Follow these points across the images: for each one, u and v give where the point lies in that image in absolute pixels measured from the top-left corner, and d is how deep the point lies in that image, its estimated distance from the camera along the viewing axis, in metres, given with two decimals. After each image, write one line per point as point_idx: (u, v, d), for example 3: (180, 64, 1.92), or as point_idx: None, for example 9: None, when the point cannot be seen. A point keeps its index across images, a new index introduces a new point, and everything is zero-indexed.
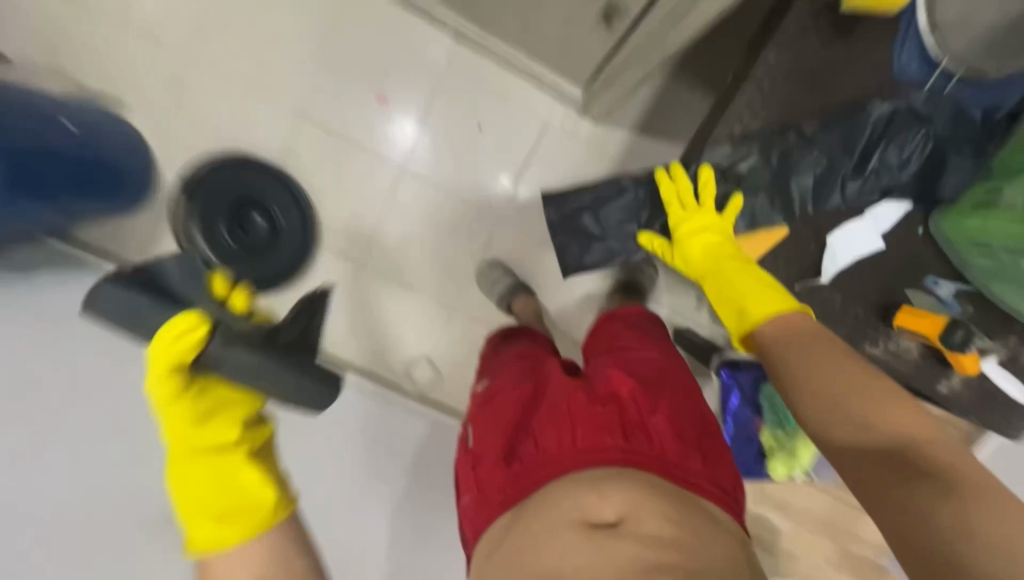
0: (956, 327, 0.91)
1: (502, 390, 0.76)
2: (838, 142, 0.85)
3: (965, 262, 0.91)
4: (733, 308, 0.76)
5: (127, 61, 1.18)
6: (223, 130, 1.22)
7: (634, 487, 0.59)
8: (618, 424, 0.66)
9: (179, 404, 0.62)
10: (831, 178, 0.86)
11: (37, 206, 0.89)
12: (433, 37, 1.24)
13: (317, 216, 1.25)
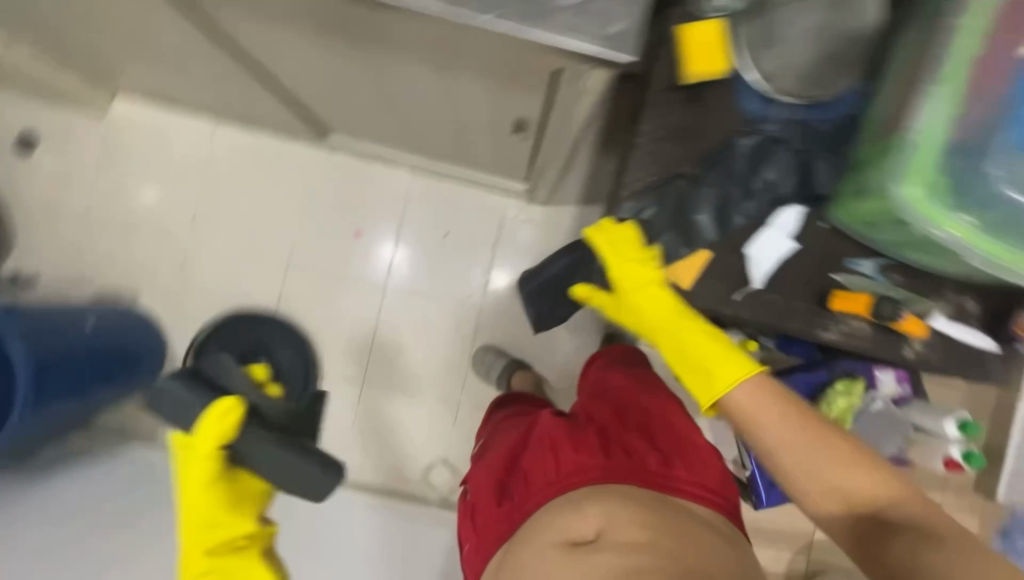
0: (882, 298, 0.71)
1: (498, 442, 0.88)
2: (728, 176, 0.70)
3: (869, 238, 0.70)
4: (700, 374, 0.69)
5: (135, 257, 1.35)
6: (224, 295, 1.37)
7: (609, 502, 0.70)
8: (597, 447, 0.75)
9: (210, 505, 0.71)
10: (755, 206, 0.71)
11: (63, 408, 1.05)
12: (389, 172, 1.39)
13: (317, 352, 1.39)
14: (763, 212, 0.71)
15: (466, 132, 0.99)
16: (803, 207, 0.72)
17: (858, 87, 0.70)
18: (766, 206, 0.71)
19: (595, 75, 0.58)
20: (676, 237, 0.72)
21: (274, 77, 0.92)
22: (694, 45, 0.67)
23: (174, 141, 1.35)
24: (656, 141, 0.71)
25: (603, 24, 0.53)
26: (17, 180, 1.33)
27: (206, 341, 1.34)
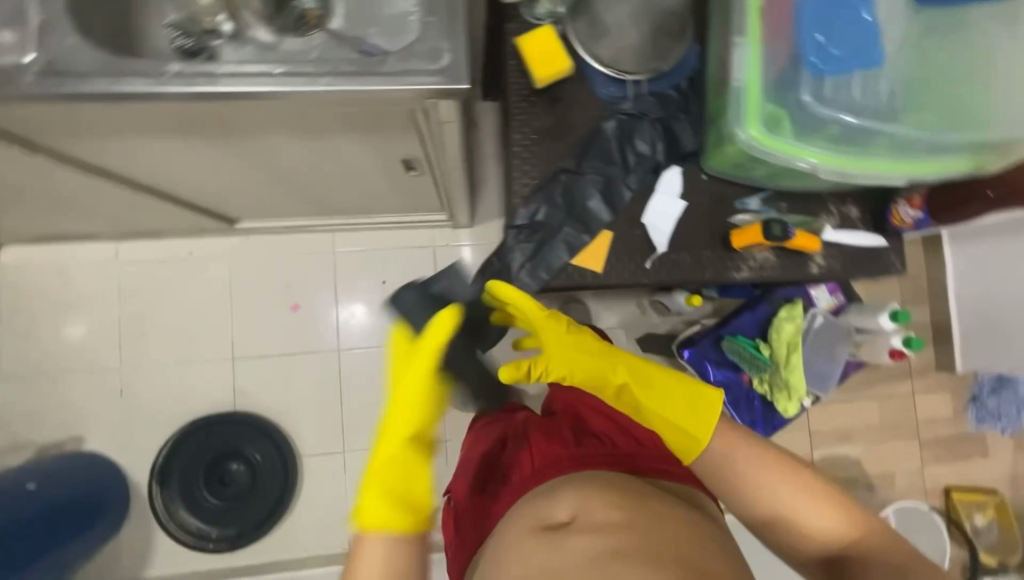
0: (773, 221, 0.73)
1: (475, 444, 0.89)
2: (601, 159, 0.74)
3: (746, 177, 0.75)
4: (663, 407, 0.82)
5: (68, 401, 1.28)
6: (174, 409, 1.31)
7: (584, 487, 0.70)
8: (570, 436, 0.78)
9: (433, 388, 0.81)
10: (637, 177, 0.75)
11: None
12: (310, 239, 1.38)
13: (288, 435, 1.35)
14: (647, 180, 0.76)
15: (364, 183, 1.01)
16: (677, 166, 0.76)
17: (695, 46, 0.77)
18: (647, 174, 0.75)
19: (444, 105, 0.60)
20: (575, 225, 0.74)
21: (155, 185, 0.91)
22: (534, 52, 0.72)
23: (79, 273, 1.30)
24: (530, 144, 0.74)
25: (433, 59, 0.55)
26: None
27: (166, 462, 1.27)
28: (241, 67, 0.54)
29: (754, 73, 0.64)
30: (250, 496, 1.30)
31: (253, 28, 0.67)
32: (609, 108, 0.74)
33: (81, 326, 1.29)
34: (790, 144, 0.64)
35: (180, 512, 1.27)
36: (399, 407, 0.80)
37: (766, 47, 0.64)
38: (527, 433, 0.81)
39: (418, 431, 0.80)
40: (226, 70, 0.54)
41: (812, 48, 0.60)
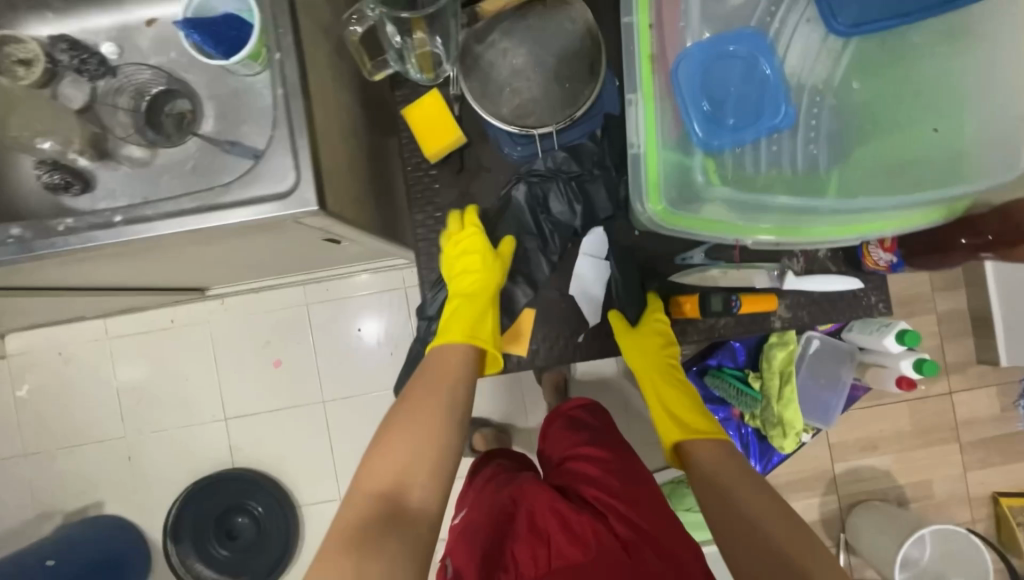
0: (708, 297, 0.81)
1: (475, 514, 0.85)
2: (515, 229, 0.84)
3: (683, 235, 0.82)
4: (676, 419, 0.83)
5: (85, 469, 1.37)
6: (179, 470, 1.38)
7: None
8: (591, 536, 0.75)
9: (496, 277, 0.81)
10: (556, 245, 0.83)
11: None
12: (283, 294, 1.38)
13: (285, 487, 1.38)
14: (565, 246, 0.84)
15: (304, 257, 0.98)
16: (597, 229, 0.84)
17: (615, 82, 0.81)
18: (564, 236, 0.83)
19: (315, 221, 0.55)
20: (506, 280, 0.85)
21: (99, 289, 0.92)
22: (420, 123, 0.77)
23: (77, 350, 1.37)
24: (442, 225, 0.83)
25: (277, 184, 0.51)
26: None
27: (176, 521, 1.33)
28: (82, 222, 0.51)
29: (653, 139, 0.64)
30: (258, 548, 1.36)
31: (125, 145, 0.64)
32: (516, 182, 0.81)
33: (86, 403, 1.37)
34: (697, 214, 0.63)
35: (196, 567, 1.34)
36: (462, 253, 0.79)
37: (662, 104, 0.64)
38: (539, 521, 0.78)
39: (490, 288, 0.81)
40: (65, 226, 0.51)
41: (701, 125, 0.60)
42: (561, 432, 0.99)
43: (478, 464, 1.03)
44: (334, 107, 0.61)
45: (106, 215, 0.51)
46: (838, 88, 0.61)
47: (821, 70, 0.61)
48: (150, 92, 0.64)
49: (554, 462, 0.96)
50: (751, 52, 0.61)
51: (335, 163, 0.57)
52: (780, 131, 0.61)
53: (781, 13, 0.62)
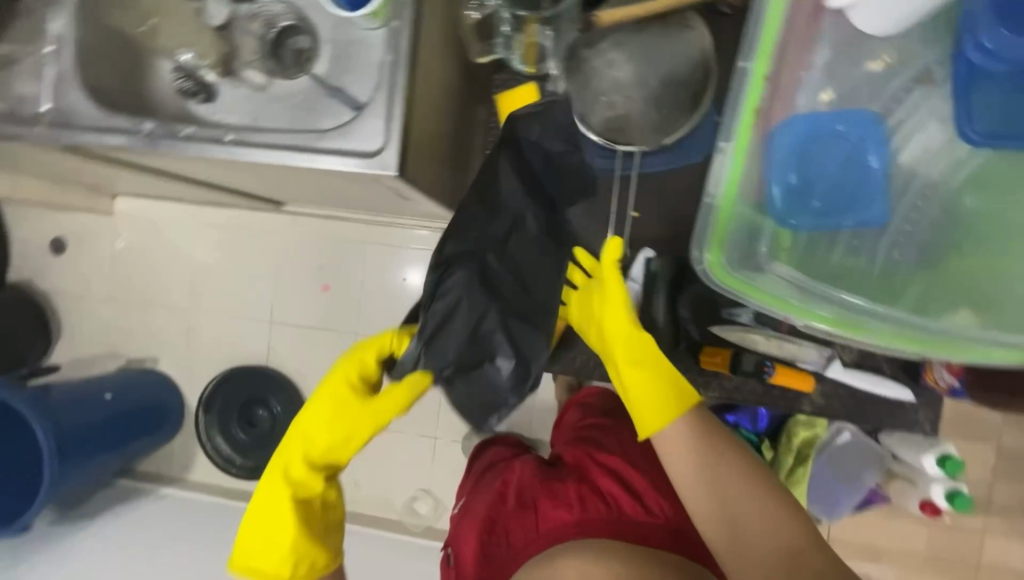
0: (741, 357, 0.81)
1: (478, 493, 0.94)
2: (467, 323, 0.81)
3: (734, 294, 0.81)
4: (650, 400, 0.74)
5: (152, 327, 1.57)
6: (222, 353, 1.55)
7: (585, 557, 0.73)
8: (575, 501, 0.80)
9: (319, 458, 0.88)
10: (521, 365, 0.83)
11: (101, 459, 1.33)
12: (348, 226, 1.47)
13: (303, 397, 1.51)
14: (522, 350, 0.83)
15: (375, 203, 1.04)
16: (649, 250, 0.86)
17: (716, 114, 0.78)
18: (518, 342, 0.83)
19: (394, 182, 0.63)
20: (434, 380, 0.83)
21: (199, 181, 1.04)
22: (510, 113, 0.81)
23: (168, 225, 1.55)
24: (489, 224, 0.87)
25: (366, 143, 0.60)
26: (52, 277, 1.59)
27: (211, 395, 1.52)
28: (197, 133, 0.64)
29: (730, 196, 0.63)
30: (269, 440, 1.51)
31: (249, 68, 0.73)
32: (455, 264, 0.82)
33: (165, 272, 1.56)
34: (754, 279, 0.64)
35: (217, 438, 1.54)
36: (332, 405, 0.87)
37: (750, 155, 0.62)
38: (531, 494, 0.84)
39: (303, 466, 0.88)
40: (184, 133, 0.64)
41: (781, 199, 0.61)
42: (570, 419, 1.03)
43: (485, 445, 1.11)
44: (434, 89, 0.68)
45: (235, 138, 0.63)
46: (947, 196, 0.58)
47: (936, 173, 0.58)
48: (282, 25, 0.72)
49: (559, 440, 1.01)
50: (861, 136, 0.59)
51: (421, 133, 0.65)
52: (869, 227, 0.60)
53: (911, 104, 0.58)
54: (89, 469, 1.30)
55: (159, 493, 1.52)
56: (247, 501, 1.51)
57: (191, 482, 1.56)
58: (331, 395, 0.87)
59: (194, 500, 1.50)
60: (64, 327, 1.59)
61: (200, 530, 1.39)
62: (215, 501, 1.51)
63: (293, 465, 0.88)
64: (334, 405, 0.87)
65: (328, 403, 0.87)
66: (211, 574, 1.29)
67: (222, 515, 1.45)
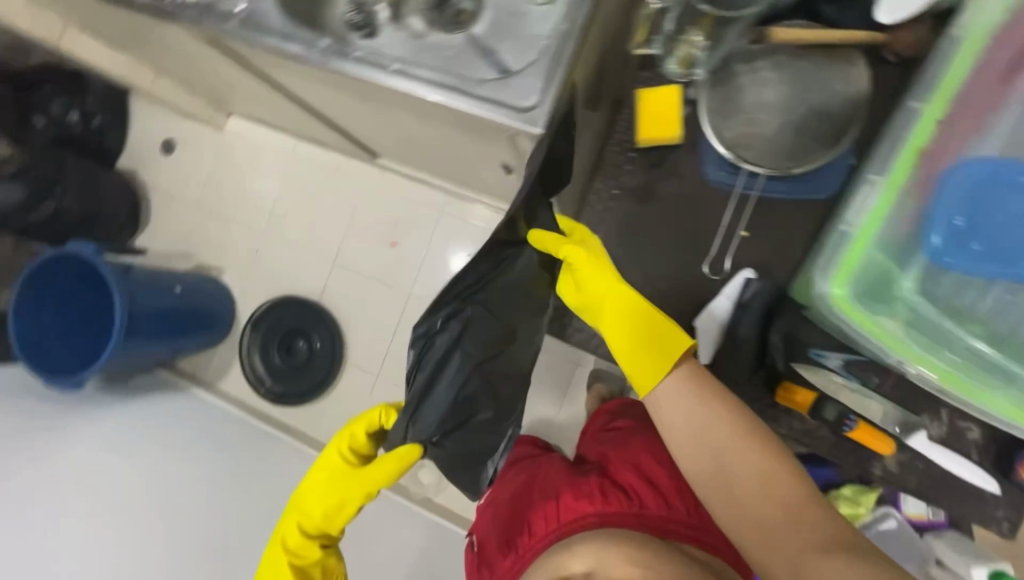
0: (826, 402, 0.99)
1: (505, 486, 0.98)
2: (454, 383, 0.88)
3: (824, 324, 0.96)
4: (646, 361, 0.80)
5: (227, 240, 1.67)
6: (282, 281, 1.63)
7: (601, 544, 0.76)
8: (597, 495, 0.82)
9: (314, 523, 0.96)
10: (505, 407, 0.96)
11: (156, 346, 1.40)
12: (429, 193, 1.53)
13: (344, 341, 1.58)
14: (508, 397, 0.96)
15: (474, 171, 1.09)
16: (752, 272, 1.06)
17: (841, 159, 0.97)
18: (501, 395, 0.94)
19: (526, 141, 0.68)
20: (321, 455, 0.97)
21: (327, 114, 1.11)
22: (650, 113, 1.03)
23: (267, 151, 1.65)
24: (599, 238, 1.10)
25: (521, 99, 0.64)
26: (153, 172, 1.71)
27: (262, 316, 1.61)
28: (363, 58, 0.68)
29: (870, 225, 0.86)
30: (301, 372, 1.58)
31: (413, 14, 0.78)
32: (436, 330, 0.85)
33: (253, 193, 1.66)
34: (875, 311, 0.87)
35: (255, 357, 1.61)
36: (325, 475, 0.98)
37: (900, 190, 0.86)
38: (555, 487, 0.87)
39: (303, 529, 0.96)
40: (352, 56, 0.69)
41: (946, 239, 0.88)
42: (599, 421, 1.03)
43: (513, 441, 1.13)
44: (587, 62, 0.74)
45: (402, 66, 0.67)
46: None
47: None
48: None
49: (586, 439, 1.03)
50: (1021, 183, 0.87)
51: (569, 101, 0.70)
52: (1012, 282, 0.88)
53: None
54: (146, 349, 1.38)
55: (192, 392, 1.61)
56: (268, 423, 1.59)
57: (221, 391, 1.65)
58: (326, 467, 0.99)
59: (221, 408, 1.59)
60: (150, 219, 1.71)
61: (224, 436, 1.47)
62: (239, 414, 1.59)
63: (290, 534, 0.96)
64: (329, 479, 0.98)
65: (319, 475, 0.98)
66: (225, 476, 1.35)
67: (244, 428, 1.54)
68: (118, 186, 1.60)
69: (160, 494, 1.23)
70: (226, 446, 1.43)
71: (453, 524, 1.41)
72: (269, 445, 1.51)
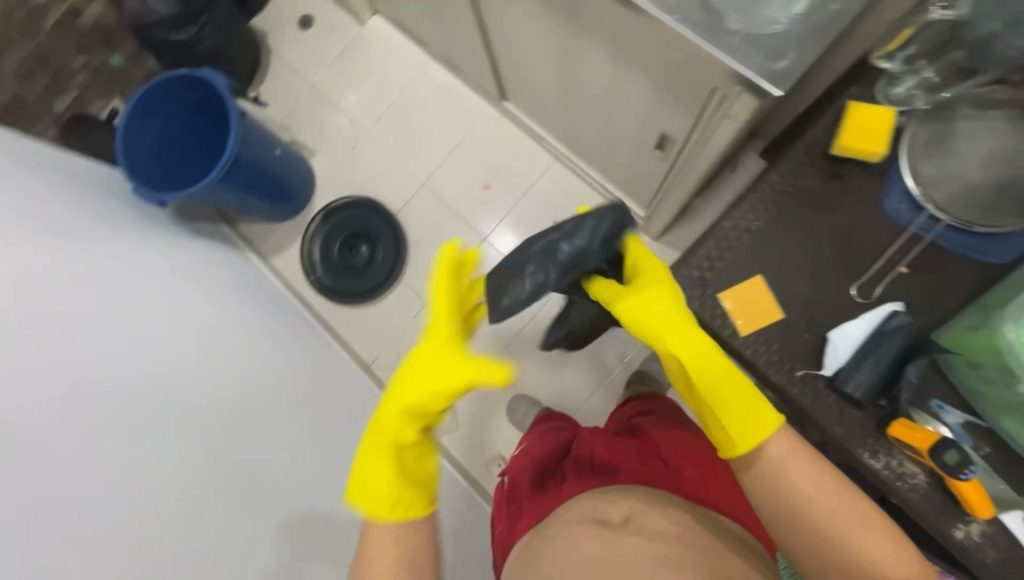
0: (948, 445, 0.61)
1: (534, 450, 0.98)
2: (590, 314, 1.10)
3: (983, 399, 0.62)
4: (733, 430, 0.65)
5: (327, 127, 1.68)
6: (366, 184, 1.64)
7: (638, 495, 0.74)
8: (635, 457, 0.82)
9: (422, 407, 0.74)
10: None
11: (231, 198, 1.38)
12: (539, 152, 1.55)
13: (406, 259, 1.60)
14: None
15: (614, 135, 1.10)
16: (900, 302, 0.67)
17: None
18: None
19: (742, 99, 0.65)
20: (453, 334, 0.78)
21: (495, 37, 1.13)
22: (856, 124, 0.67)
23: (398, 59, 1.66)
24: (746, 230, 0.72)
25: (771, 61, 0.61)
26: (282, 40, 1.72)
27: (336, 209, 1.62)
28: None
29: None
30: (358, 274, 1.60)
31: None
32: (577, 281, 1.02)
33: (370, 92, 1.67)
34: None
35: (315, 243, 1.62)
36: (410, 361, 0.76)
37: None
38: (591, 447, 0.87)
39: (410, 408, 0.75)
40: None
41: None
42: (627, 410, 1.04)
43: (542, 420, 1.13)
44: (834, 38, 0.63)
45: None
46: None
47: None
48: None
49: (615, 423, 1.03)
50: None
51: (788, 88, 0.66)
52: None
53: None
54: (230, 198, 1.39)
55: (245, 255, 1.63)
56: (308, 311, 1.61)
57: (270, 265, 1.67)
58: (416, 350, 0.77)
59: (267, 280, 1.61)
60: (261, 82, 1.71)
61: (268, 305, 1.48)
62: (284, 292, 1.61)
63: (390, 410, 0.76)
64: (439, 354, 0.75)
65: (408, 362, 0.77)
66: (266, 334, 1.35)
67: (285, 306, 1.55)
68: (249, 40, 1.61)
69: (212, 327, 1.19)
70: (270, 315, 1.44)
71: (452, 465, 1.43)
72: (303, 331, 1.51)
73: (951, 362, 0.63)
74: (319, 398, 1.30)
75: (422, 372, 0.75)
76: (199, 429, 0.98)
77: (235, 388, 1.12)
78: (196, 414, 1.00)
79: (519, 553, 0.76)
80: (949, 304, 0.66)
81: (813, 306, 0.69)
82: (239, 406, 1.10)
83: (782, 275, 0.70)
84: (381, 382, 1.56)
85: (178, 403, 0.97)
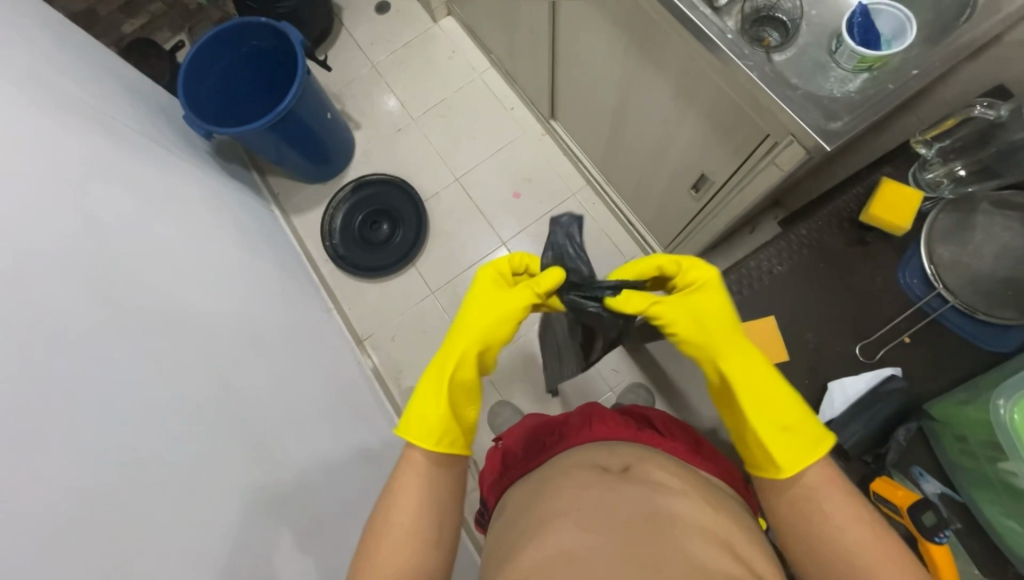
0: (928, 506, 0.63)
1: (524, 418, 0.90)
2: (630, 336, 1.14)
3: (963, 474, 0.65)
4: (782, 432, 0.62)
5: (378, 106, 1.74)
6: (402, 167, 1.68)
7: (639, 452, 0.67)
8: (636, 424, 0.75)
9: (495, 328, 0.77)
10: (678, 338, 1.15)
11: (277, 144, 1.39)
12: (574, 174, 1.62)
13: (424, 244, 1.62)
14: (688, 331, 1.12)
15: (654, 169, 1.16)
16: (899, 368, 0.70)
17: None
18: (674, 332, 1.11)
19: (791, 150, 0.73)
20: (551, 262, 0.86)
21: (563, 57, 1.19)
22: (885, 199, 0.73)
23: (461, 60, 1.75)
24: (768, 272, 0.76)
25: (825, 123, 0.68)
26: (357, 18, 1.81)
27: (369, 181, 1.64)
28: (702, 15, 0.72)
29: None
30: (373, 250, 1.61)
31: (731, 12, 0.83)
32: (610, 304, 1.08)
33: (427, 82, 1.75)
34: None
35: (339, 209, 1.63)
36: (479, 300, 0.80)
37: None
38: (591, 412, 0.79)
39: (480, 335, 0.77)
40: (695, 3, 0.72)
41: None
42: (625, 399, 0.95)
43: None
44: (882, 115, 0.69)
45: (723, 40, 0.70)
46: None
47: None
48: (775, 14, 0.79)
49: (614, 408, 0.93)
50: None
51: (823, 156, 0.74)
52: None
53: None
54: (270, 148, 1.39)
55: (268, 206, 1.64)
56: (315, 274, 1.61)
57: (287, 222, 1.67)
58: (485, 291, 0.80)
59: (284, 234, 1.61)
60: (326, 52, 1.78)
61: (282, 256, 1.47)
62: (297, 250, 1.60)
63: (458, 336, 0.77)
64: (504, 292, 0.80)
65: (481, 299, 0.79)
66: (280, 279, 1.34)
67: (296, 262, 1.55)
68: (327, 11, 1.69)
69: (232, 259, 1.15)
70: (283, 266, 1.42)
71: None
72: (309, 291, 1.49)
73: (937, 431, 0.67)
74: (317, 355, 1.27)
75: (491, 300, 0.79)
76: (214, 338, 0.93)
77: (248, 318, 1.07)
78: (213, 325, 0.94)
79: (506, 509, 0.69)
80: (944, 379, 0.70)
81: (819, 355, 0.73)
82: (243, 331, 1.03)
83: (790, 322, 0.74)
84: (371, 360, 1.54)
85: (198, 310, 0.93)
